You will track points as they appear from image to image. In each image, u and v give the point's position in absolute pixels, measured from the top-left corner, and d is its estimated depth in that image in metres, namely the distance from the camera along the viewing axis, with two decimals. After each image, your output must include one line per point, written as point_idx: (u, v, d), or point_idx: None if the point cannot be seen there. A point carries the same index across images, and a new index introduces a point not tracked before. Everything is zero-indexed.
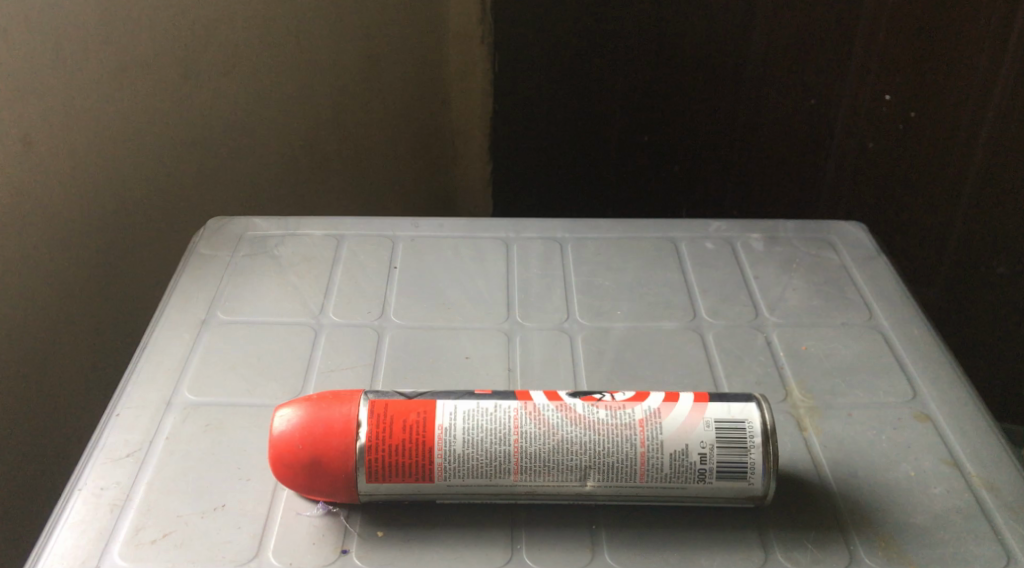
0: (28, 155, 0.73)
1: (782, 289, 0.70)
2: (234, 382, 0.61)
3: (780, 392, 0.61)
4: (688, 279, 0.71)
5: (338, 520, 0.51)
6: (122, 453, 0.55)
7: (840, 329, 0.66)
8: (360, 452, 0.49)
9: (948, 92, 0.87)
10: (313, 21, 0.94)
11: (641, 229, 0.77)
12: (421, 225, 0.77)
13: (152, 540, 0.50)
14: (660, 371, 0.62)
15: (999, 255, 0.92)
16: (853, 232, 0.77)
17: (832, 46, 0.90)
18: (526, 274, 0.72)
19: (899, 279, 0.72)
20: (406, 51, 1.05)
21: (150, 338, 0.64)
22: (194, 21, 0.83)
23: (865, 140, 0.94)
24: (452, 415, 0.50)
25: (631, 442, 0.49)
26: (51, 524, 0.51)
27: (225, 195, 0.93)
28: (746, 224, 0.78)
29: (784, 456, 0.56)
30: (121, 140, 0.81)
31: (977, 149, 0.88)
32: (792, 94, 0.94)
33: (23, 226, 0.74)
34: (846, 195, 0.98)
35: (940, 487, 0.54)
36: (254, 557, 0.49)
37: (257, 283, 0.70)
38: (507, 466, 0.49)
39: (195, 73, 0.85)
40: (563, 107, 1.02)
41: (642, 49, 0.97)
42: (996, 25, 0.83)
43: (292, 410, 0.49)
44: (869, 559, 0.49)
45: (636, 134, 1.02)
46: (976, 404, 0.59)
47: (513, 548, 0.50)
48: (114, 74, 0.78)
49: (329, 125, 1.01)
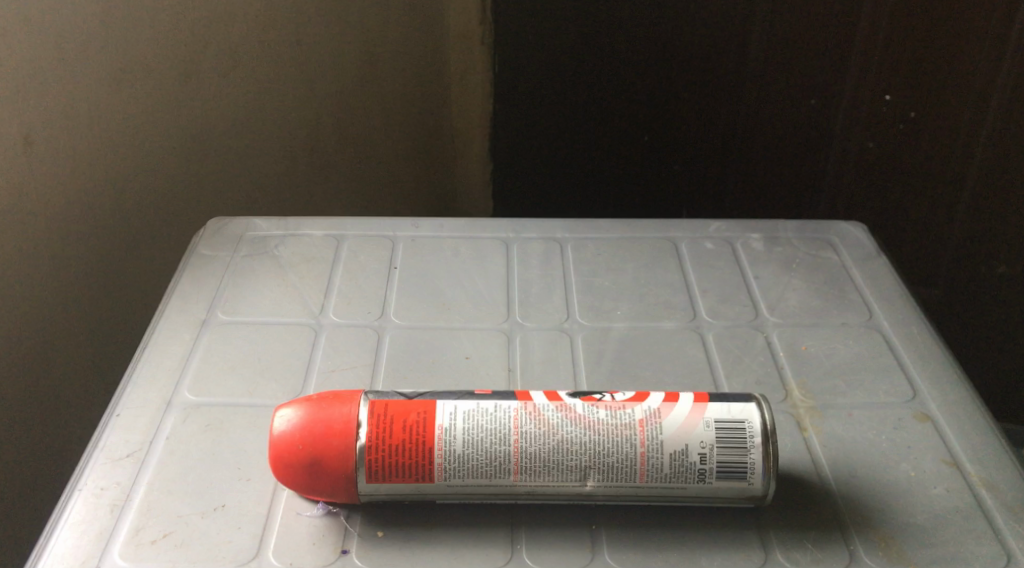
0: (29, 156, 0.74)
1: (782, 289, 0.71)
2: (235, 383, 0.61)
3: (780, 392, 0.61)
4: (687, 279, 0.71)
5: (338, 520, 0.51)
6: (122, 453, 0.55)
7: (840, 330, 0.66)
8: (360, 453, 0.49)
9: (949, 92, 0.87)
10: (313, 21, 0.94)
11: (640, 229, 0.77)
12: (422, 225, 0.77)
13: (152, 540, 0.50)
14: (659, 371, 0.62)
15: (1001, 254, 0.92)
16: (852, 232, 0.77)
17: (833, 46, 0.90)
18: (527, 274, 0.72)
19: (898, 279, 0.72)
20: (407, 51, 1.05)
21: (150, 338, 0.64)
22: (194, 20, 0.83)
23: (865, 140, 0.94)
24: (452, 416, 0.50)
25: (630, 442, 0.49)
26: (51, 524, 0.51)
27: (226, 195, 0.93)
28: (746, 225, 0.78)
29: (784, 456, 0.56)
30: (119, 141, 0.81)
31: (978, 148, 0.88)
32: (792, 94, 0.94)
33: (23, 226, 0.74)
34: (846, 196, 0.98)
35: (940, 487, 0.54)
36: (255, 557, 0.49)
37: (257, 284, 0.70)
38: (507, 467, 0.49)
39: (196, 74, 0.85)
40: (562, 106, 1.02)
41: (642, 48, 0.97)
42: (997, 25, 0.83)
43: (292, 409, 0.49)
44: (870, 559, 0.49)
45: (637, 134, 1.02)
46: (975, 404, 0.59)
47: (513, 548, 0.50)
48: (116, 74, 0.78)
49: (328, 125, 1.01)
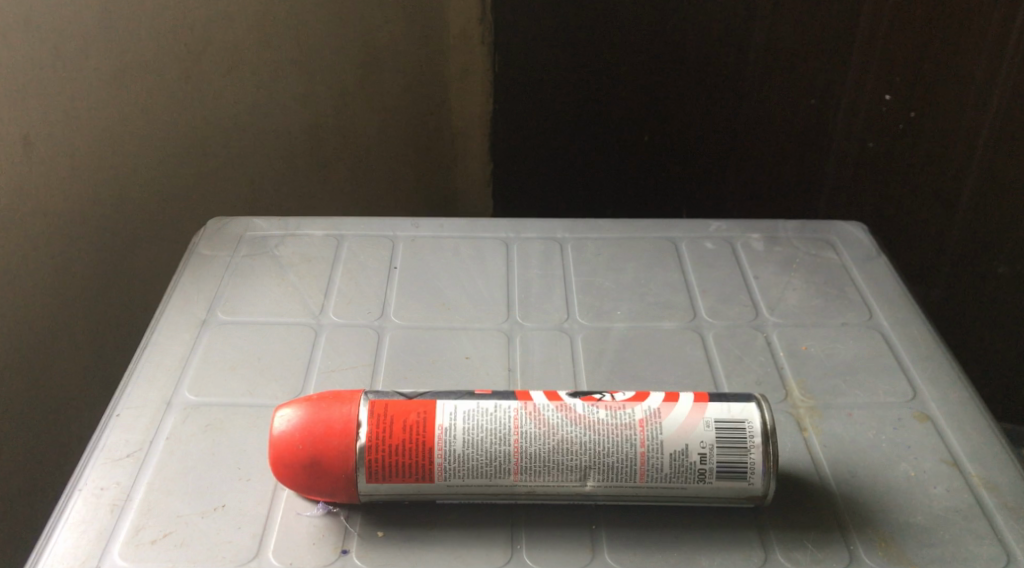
0: (28, 156, 0.74)
1: (782, 289, 0.71)
2: (235, 383, 0.61)
3: (780, 392, 0.61)
4: (687, 279, 0.71)
5: (338, 520, 0.51)
6: (122, 453, 0.55)
7: (841, 330, 0.66)
8: (360, 453, 0.49)
9: (948, 93, 0.87)
10: (313, 20, 0.94)
11: (640, 229, 0.77)
12: (421, 225, 0.77)
13: (152, 540, 0.50)
14: (659, 371, 0.62)
15: (999, 255, 0.92)
16: (853, 232, 0.77)
17: (832, 46, 0.90)
18: (526, 273, 0.72)
19: (898, 279, 0.72)
20: (407, 50, 1.05)
21: (150, 338, 0.64)
22: (194, 21, 0.83)
23: (866, 141, 0.93)
24: (452, 415, 0.50)
25: (630, 442, 0.49)
26: (51, 524, 0.51)
27: (226, 194, 0.93)
28: (746, 224, 0.78)
29: (784, 457, 0.56)
30: (120, 140, 0.81)
31: (978, 149, 0.88)
32: (793, 94, 0.94)
33: (23, 225, 0.75)
34: (846, 196, 0.98)
35: (940, 487, 0.54)
36: (255, 556, 0.49)
37: (258, 284, 0.70)
38: (507, 466, 0.49)
39: (196, 74, 0.86)
40: (563, 107, 1.02)
41: (643, 48, 0.96)
42: (997, 25, 0.82)
43: (292, 409, 0.49)
44: (869, 559, 0.49)
45: (637, 134, 1.02)
46: (975, 405, 0.59)
47: (513, 548, 0.50)
48: (116, 74, 0.79)
49: (328, 125, 1.01)
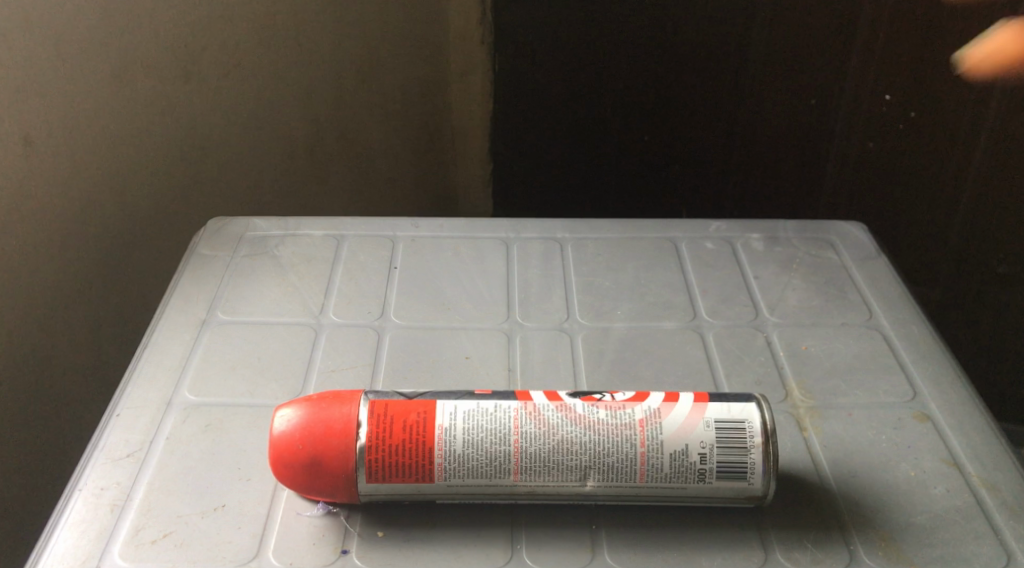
0: (28, 156, 0.73)
1: (782, 289, 0.71)
2: (235, 383, 0.61)
3: (780, 392, 0.61)
4: (687, 279, 0.71)
5: (338, 520, 0.51)
6: (122, 453, 0.55)
7: (841, 330, 0.66)
8: (360, 452, 0.49)
9: (948, 92, 0.87)
10: (313, 20, 0.94)
11: (640, 229, 0.77)
12: (421, 225, 0.77)
13: (152, 540, 0.50)
14: (659, 371, 0.62)
15: (1002, 254, 0.90)
16: (853, 232, 0.77)
17: (831, 47, 0.90)
18: (526, 274, 0.72)
19: (898, 278, 0.72)
20: (406, 50, 1.05)
21: (150, 338, 0.64)
22: (194, 21, 0.83)
23: (865, 140, 0.93)
24: (452, 416, 0.50)
25: (630, 442, 0.49)
26: (51, 524, 0.51)
27: (226, 194, 0.93)
28: (746, 224, 0.78)
29: (784, 457, 0.56)
30: (120, 140, 0.81)
31: (977, 149, 0.87)
32: (793, 95, 0.94)
33: (23, 226, 0.74)
34: (846, 195, 0.98)
35: (940, 487, 0.54)
36: (255, 557, 0.49)
37: (258, 284, 0.70)
38: (507, 467, 0.49)
39: (196, 74, 0.86)
40: (563, 108, 1.03)
41: (643, 50, 0.97)
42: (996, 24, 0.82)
43: (292, 410, 0.49)
44: (870, 559, 0.50)
45: (637, 134, 1.02)
46: (975, 405, 0.59)
47: (513, 548, 0.50)
48: (116, 74, 0.79)
49: (328, 124, 1.01)
